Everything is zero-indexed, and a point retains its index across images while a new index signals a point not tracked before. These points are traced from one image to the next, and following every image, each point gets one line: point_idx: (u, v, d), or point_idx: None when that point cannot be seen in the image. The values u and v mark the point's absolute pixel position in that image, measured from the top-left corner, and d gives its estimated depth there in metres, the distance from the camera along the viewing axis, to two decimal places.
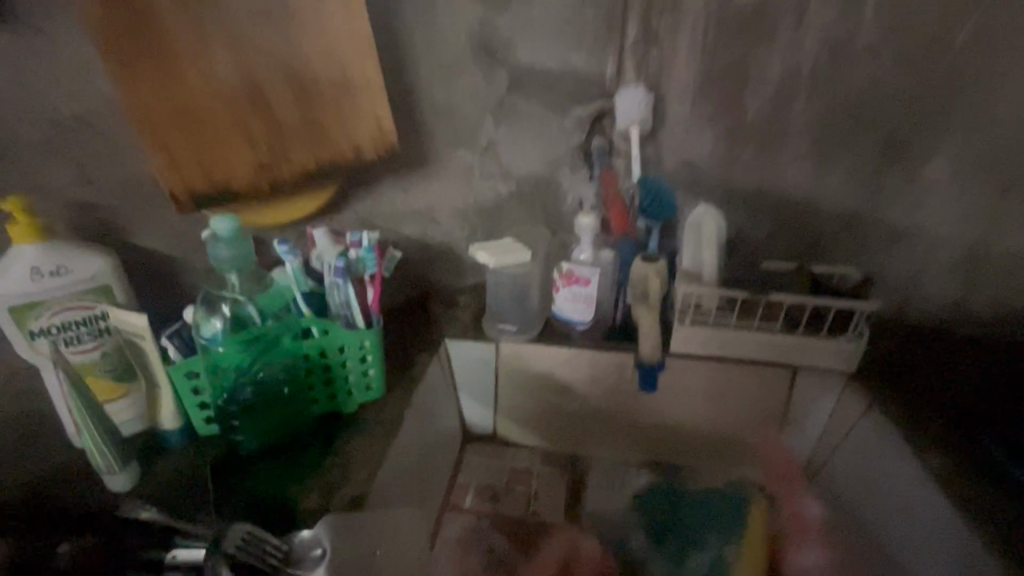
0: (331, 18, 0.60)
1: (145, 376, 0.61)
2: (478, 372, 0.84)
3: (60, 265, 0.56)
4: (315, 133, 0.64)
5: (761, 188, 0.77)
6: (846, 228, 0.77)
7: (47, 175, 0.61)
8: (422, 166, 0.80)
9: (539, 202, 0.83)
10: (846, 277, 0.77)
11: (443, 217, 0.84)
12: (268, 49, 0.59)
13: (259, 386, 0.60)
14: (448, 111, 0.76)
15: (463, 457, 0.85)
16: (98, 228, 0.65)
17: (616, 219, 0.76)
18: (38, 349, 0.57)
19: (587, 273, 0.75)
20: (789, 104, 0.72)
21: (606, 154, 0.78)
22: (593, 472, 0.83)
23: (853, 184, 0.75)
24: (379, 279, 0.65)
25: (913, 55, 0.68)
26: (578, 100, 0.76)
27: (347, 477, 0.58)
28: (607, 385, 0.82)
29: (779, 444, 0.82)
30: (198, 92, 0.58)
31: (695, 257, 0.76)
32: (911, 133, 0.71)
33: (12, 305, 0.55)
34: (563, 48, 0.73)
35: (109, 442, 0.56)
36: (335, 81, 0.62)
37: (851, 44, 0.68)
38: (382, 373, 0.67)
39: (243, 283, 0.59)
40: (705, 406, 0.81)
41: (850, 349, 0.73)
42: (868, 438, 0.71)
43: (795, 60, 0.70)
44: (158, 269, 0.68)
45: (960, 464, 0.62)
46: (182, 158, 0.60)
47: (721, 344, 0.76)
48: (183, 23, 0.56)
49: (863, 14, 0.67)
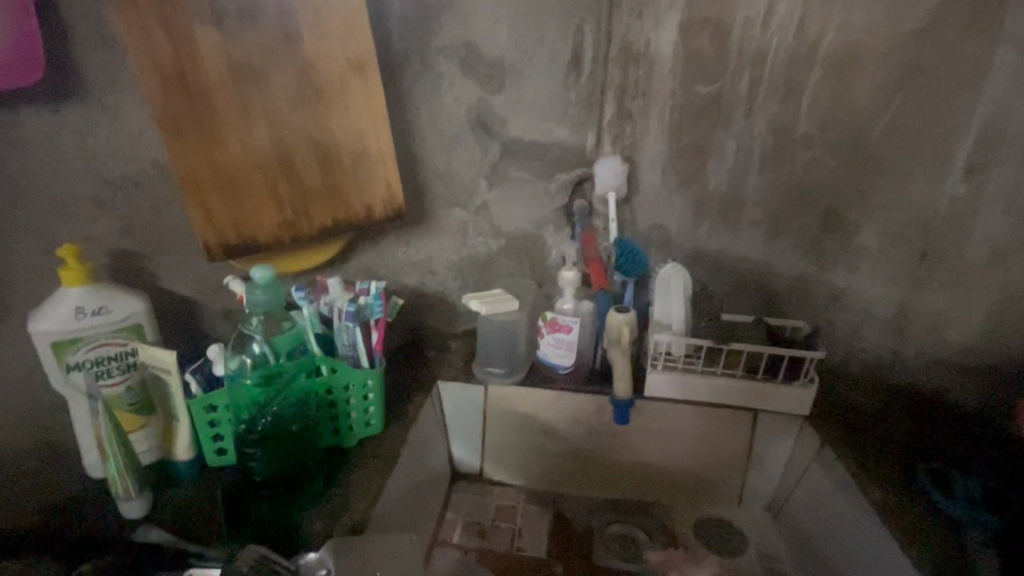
0: (353, 100, 0.70)
1: (164, 408, 0.67)
2: (467, 413, 0.91)
3: (102, 305, 0.65)
4: (334, 195, 0.73)
5: (723, 252, 0.88)
6: (797, 286, 0.87)
7: (98, 228, 0.73)
8: (423, 224, 0.90)
9: (526, 256, 0.93)
10: (799, 329, 0.85)
11: (440, 268, 0.93)
12: (299, 125, 0.69)
13: (272, 419, 0.66)
14: (447, 176, 0.87)
15: (452, 495, 0.90)
16: (135, 272, 0.76)
17: (596, 273, 0.85)
18: (72, 381, 0.64)
19: (569, 322, 0.83)
20: (744, 177, 0.83)
21: (587, 215, 0.89)
22: (575, 510, 0.89)
23: (801, 248, 0.85)
24: (384, 324, 0.72)
25: (843, 140, 0.78)
26: (561, 167, 0.87)
27: (349, 506, 0.64)
28: (588, 426, 0.88)
29: (746, 483, 0.89)
30: (238, 159, 0.68)
31: (665, 309, 0.85)
32: (848, 207, 0.81)
33: (55, 340, 0.63)
34: (549, 123, 0.85)
35: (129, 470, 0.61)
36: (354, 151, 0.72)
37: (794, 130, 0.79)
38: (382, 410, 0.73)
39: (266, 326, 0.68)
40: (679, 447, 0.88)
41: (804, 394, 0.81)
42: (822, 474, 0.79)
43: (747, 140, 0.82)
44: (185, 308, 0.80)
45: (896, 496, 0.71)
46: (218, 214, 0.69)
47: (689, 388, 0.83)
48: (229, 103, 0.66)
49: (801, 106, 0.78)
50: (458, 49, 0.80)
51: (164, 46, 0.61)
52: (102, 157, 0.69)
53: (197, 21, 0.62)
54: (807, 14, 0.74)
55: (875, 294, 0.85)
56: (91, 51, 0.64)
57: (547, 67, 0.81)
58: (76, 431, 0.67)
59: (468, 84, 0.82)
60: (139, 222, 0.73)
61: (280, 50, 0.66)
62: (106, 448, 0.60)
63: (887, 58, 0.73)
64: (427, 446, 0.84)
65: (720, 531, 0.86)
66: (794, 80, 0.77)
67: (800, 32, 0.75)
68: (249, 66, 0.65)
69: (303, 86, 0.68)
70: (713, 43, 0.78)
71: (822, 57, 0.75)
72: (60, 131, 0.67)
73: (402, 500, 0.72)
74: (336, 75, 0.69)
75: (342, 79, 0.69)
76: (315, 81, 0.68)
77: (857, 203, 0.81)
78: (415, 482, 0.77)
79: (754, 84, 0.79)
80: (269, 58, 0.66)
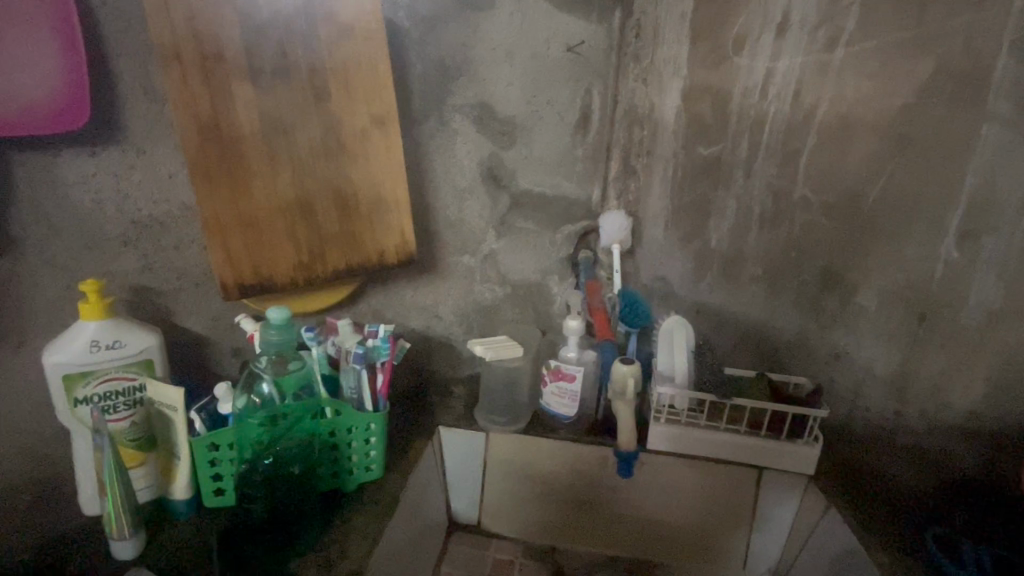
0: (374, 153, 0.74)
1: (166, 446, 0.67)
2: (467, 461, 0.90)
3: (116, 339, 0.66)
4: (349, 240, 0.76)
5: (725, 305, 0.91)
6: (798, 343, 0.88)
7: (120, 264, 0.75)
8: (431, 270, 0.92)
9: (531, 304, 0.95)
10: (803, 386, 0.86)
11: (446, 313, 0.94)
12: (322, 174, 0.73)
13: (274, 460, 0.67)
14: (458, 224, 0.90)
15: (448, 547, 0.88)
16: (151, 308, 0.78)
17: (600, 324, 0.87)
18: (78, 414, 0.65)
19: (573, 371, 0.84)
20: (743, 236, 0.87)
21: (591, 266, 0.92)
22: (574, 566, 0.87)
23: (800, 306, 0.87)
24: (390, 366, 0.73)
25: (838, 204, 0.81)
26: (568, 220, 0.91)
27: (345, 554, 0.62)
28: (589, 479, 0.87)
29: (751, 546, 0.87)
30: (261, 203, 0.71)
31: (669, 361, 0.85)
32: (846, 268, 0.83)
33: (67, 373, 0.64)
34: (556, 178, 0.89)
35: (127, 508, 0.61)
36: (371, 199, 0.76)
37: (791, 192, 0.83)
38: (382, 454, 0.73)
39: (275, 365, 0.69)
40: (681, 505, 0.86)
41: (806, 453, 0.80)
42: (828, 538, 0.77)
43: (746, 199, 0.85)
44: (196, 344, 0.81)
45: (903, 564, 0.69)
46: (237, 255, 0.71)
47: (692, 443, 0.83)
48: (257, 152, 0.69)
49: (797, 170, 0.82)
50: (473, 107, 0.84)
51: (203, 99, 0.66)
52: (133, 197, 0.72)
53: (234, 77, 0.67)
54: (801, 87, 0.79)
55: (874, 352, 0.84)
56: (134, 101, 0.69)
57: (557, 126, 0.86)
58: (76, 466, 0.67)
59: (481, 140, 0.86)
60: (160, 259, 0.76)
61: (309, 105, 0.70)
62: (106, 485, 0.59)
63: (877, 129, 0.76)
64: (426, 494, 0.83)
65: None
66: (791, 145, 0.81)
67: (795, 101, 0.80)
68: (278, 118, 0.69)
69: (327, 138, 0.72)
70: (714, 108, 0.84)
71: (816, 126, 0.79)
72: (96, 172, 0.70)
73: (398, 549, 0.71)
74: (359, 129, 0.73)
75: (364, 133, 0.73)
76: (339, 135, 0.72)
77: (856, 264, 0.82)
78: (412, 532, 0.76)
79: (753, 148, 0.83)
80: (298, 113, 0.70)
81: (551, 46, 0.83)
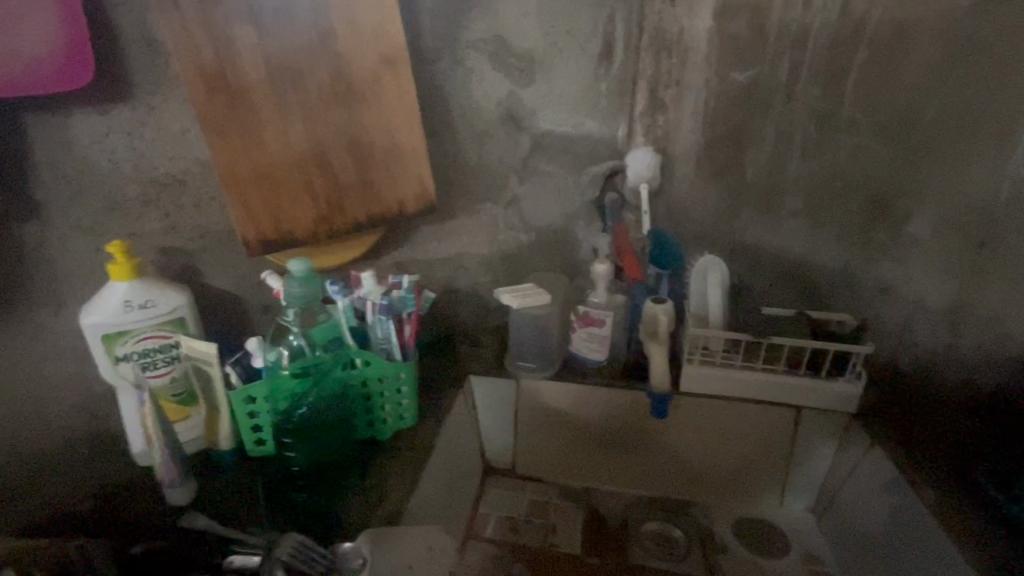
0: (387, 96, 0.71)
1: (207, 400, 0.69)
2: (499, 408, 0.90)
3: (148, 299, 0.67)
4: (368, 190, 0.74)
5: (762, 244, 0.85)
6: (841, 278, 0.84)
7: (144, 225, 0.75)
8: (454, 218, 0.89)
9: (558, 250, 0.92)
10: (846, 322, 0.80)
11: (471, 263, 0.93)
12: (335, 122, 0.70)
13: (307, 411, 0.67)
14: (479, 170, 0.86)
15: (484, 491, 0.89)
16: (179, 269, 0.79)
17: (630, 263, 0.82)
18: (121, 372, 0.67)
19: (602, 315, 0.83)
20: (784, 166, 0.80)
21: (619, 207, 0.87)
22: (609, 506, 0.87)
23: (843, 239, 0.82)
24: (417, 317, 0.73)
25: (889, 125, 0.75)
26: (594, 160, 0.86)
27: (385, 497, 0.64)
28: (621, 421, 0.87)
29: (789, 483, 0.85)
30: (276, 155, 0.69)
31: (701, 302, 0.83)
32: (896, 197, 0.77)
33: (105, 332, 0.66)
34: (580, 116, 0.83)
35: (174, 458, 0.63)
36: (387, 146, 0.73)
37: (838, 115, 0.76)
38: (415, 403, 0.73)
39: (303, 317, 0.69)
40: (715, 445, 0.85)
41: (848, 391, 0.77)
42: (869, 473, 0.76)
43: (787, 126, 0.79)
44: (227, 303, 0.82)
45: (949, 498, 0.67)
46: (256, 211, 0.70)
47: (728, 383, 0.80)
48: (266, 100, 0.67)
49: (844, 90, 0.75)
50: (487, 43, 0.79)
51: (205, 46, 0.63)
52: (148, 155, 0.72)
53: (235, 21, 0.63)
54: None
55: (925, 285, 0.80)
56: (137, 54, 0.67)
57: (578, 59, 0.80)
58: (124, 421, 0.70)
59: (499, 79, 0.81)
60: (182, 219, 0.76)
61: (314, 48, 0.66)
62: (152, 437, 0.62)
63: (937, 37, 0.69)
64: (461, 442, 0.84)
65: (762, 532, 0.83)
66: (838, 64, 0.74)
67: (844, 11, 0.71)
68: (285, 64, 0.66)
69: (337, 82, 0.69)
70: (751, 28, 0.75)
71: (868, 37, 0.72)
72: (108, 132, 0.70)
73: (437, 494, 0.72)
74: (369, 72, 0.69)
75: (375, 75, 0.69)
76: (349, 79, 0.69)
77: (907, 191, 0.77)
78: (448, 475, 0.78)
79: (794, 69, 0.76)
80: (304, 57, 0.66)
81: None
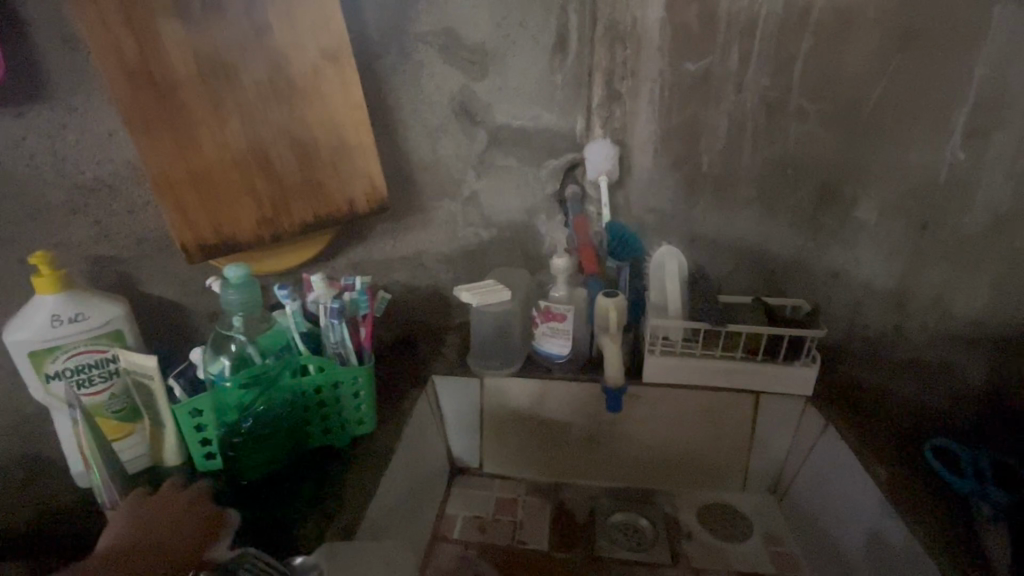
0: (330, 92, 0.68)
1: (150, 414, 0.66)
2: (463, 407, 0.89)
3: (78, 312, 0.64)
4: (314, 190, 0.72)
5: (719, 233, 0.86)
6: (796, 265, 0.85)
7: (73, 233, 0.71)
8: (410, 216, 0.88)
9: (518, 245, 0.91)
10: (800, 308, 0.83)
11: (431, 261, 0.91)
12: (276, 120, 0.67)
13: (253, 421, 0.64)
14: (434, 166, 0.85)
15: (451, 491, 0.88)
16: (115, 278, 0.75)
17: (585, 256, 0.84)
18: (53, 390, 0.64)
19: (563, 310, 0.82)
20: (737, 154, 0.81)
21: (579, 201, 0.86)
22: (577, 499, 0.87)
23: (796, 226, 0.83)
24: (372, 318, 0.72)
25: (837, 112, 0.76)
26: (551, 153, 0.85)
27: (342, 506, 0.63)
28: (586, 415, 0.87)
29: (751, 467, 0.87)
30: (212, 156, 0.66)
31: (662, 293, 0.83)
32: (845, 182, 0.79)
33: (33, 349, 0.62)
34: (534, 109, 0.82)
35: (113, 477, 0.61)
36: (332, 143, 0.71)
37: (786, 103, 0.77)
38: (373, 408, 0.72)
39: (248, 324, 0.66)
40: (679, 433, 0.86)
41: (804, 374, 0.79)
42: (827, 454, 0.77)
43: (739, 116, 0.79)
44: (171, 312, 0.79)
45: (901, 475, 0.69)
46: (194, 214, 0.67)
47: (689, 371, 0.81)
48: (200, 98, 0.64)
49: (792, 78, 0.75)
50: (437, 35, 0.77)
51: (129, 42, 0.59)
52: (73, 159, 0.68)
53: (161, 14, 0.60)
54: None
55: (875, 268, 0.82)
56: (55, 51, 0.63)
57: (530, 50, 0.79)
58: (62, 441, 0.67)
59: (451, 72, 0.79)
60: (116, 225, 0.72)
61: (249, 42, 0.63)
62: (86, 457, 0.58)
63: (880, 25, 0.70)
64: (423, 443, 0.83)
65: (726, 517, 0.84)
66: (785, 52, 0.74)
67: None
68: (217, 60, 0.63)
69: (275, 78, 0.66)
70: (701, 18, 0.75)
71: (812, 25, 0.72)
72: (27, 135, 0.66)
73: (396, 501, 0.71)
74: (310, 67, 0.67)
75: (316, 70, 0.67)
76: (288, 74, 0.66)
77: (853, 177, 0.78)
78: (411, 479, 0.76)
79: (744, 57, 0.76)
80: (238, 52, 0.63)
81: None
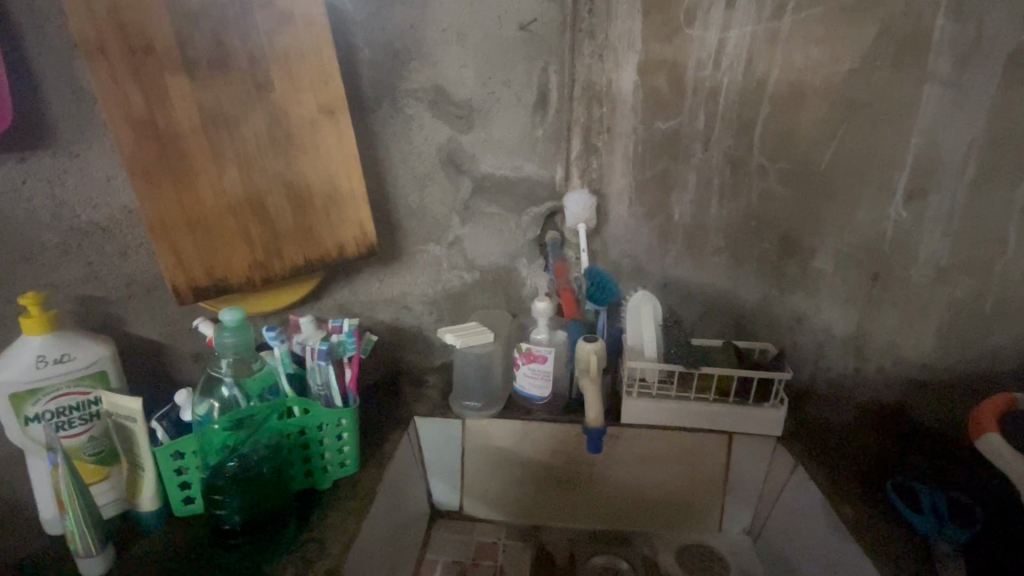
0: (325, 143, 0.72)
1: (128, 458, 0.66)
2: (445, 448, 0.90)
3: (64, 353, 0.64)
4: (306, 236, 0.74)
5: (690, 278, 0.92)
6: (761, 310, 0.90)
7: (63, 275, 0.73)
8: (396, 259, 0.91)
9: (501, 288, 0.94)
10: (767, 350, 0.88)
11: (415, 303, 0.93)
12: (272, 170, 0.70)
13: (239, 462, 0.64)
14: (420, 213, 0.89)
15: (431, 535, 0.88)
16: (101, 318, 0.76)
17: (568, 304, 0.89)
18: (31, 433, 0.63)
19: (544, 352, 0.84)
20: (705, 207, 0.88)
21: (559, 246, 0.92)
22: (557, 542, 0.88)
23: (761, 275, 0.89)
24: (358, 360, 0.73)
25: (794, 171, 0.82)
26: (532, 201, 0.90)
27: (325, 550, 0.62)
28: (565, 456, 0.88)
29: (724, 508, 0.89)
30: (209, 201, 0.68)
31: (638, 335, 0.87)
32: (803, 236, 0.85)
33: (13, 392, 0.62)
34: (517, 160, 0.87)
35: (90, 525, 0.59)
36: (326, 191, 0.74)
37: (748, 161, 0.84)
38: (356, 449, 0.73)
39: (236, 367, 0.68)
40: (654, 474, 0.88)
41: (773, 416, 0.82)
42: (796, 491, 0.80)
43: (706, 171, 0.86)
44: (155, 352, 0.80)
45: (866, 513, 0.72)
46: (187, 259, 0.69)
47: (666, 413, 0.84)
48: (200, 148, 0.66)
49: (752, 140, 0.83)
50: (427, 91, 0.83)
51: (135, 95, 0.62)
52: (70, 204, 0.70)
53: (168, 70, 0.63)
54: (753, 56, 0.79)
55: (834, 314, 0.86)
56: (62, 101, 0.66)
57: (515, 107, 0.85)
58: (33, 487, 0.66)
59: (439, 125, 0.84)
60: (105, 266, 0.74)
61: (251, 97, 0.67)
62: (64, 502, 0.57)
63: (826, 96, 0.78)
64: (404, 486, 0.82)
65: (701, 558, 0.85)
66: (746, 116, 0.82)
67: (748, 71, 0.80)
68: (219, 113, 0.66)
69: (274, 130, 0.70)
70: (669, 82, 0.83)
71: (769, 94, 0.80)
72: (26, 179, 0.68)
73: (378, 544, 0.71)
74: (307, 120, 0.71)
75: (313, 124, 0.71)
76: (286, 126, 0.70)
77: (810, 229, 0.84)
78: (393, 522, 0.77)
79: (710, 119, 0.83)
80: (239, 105, 0.67)
81: (504, 25, 0.80)
